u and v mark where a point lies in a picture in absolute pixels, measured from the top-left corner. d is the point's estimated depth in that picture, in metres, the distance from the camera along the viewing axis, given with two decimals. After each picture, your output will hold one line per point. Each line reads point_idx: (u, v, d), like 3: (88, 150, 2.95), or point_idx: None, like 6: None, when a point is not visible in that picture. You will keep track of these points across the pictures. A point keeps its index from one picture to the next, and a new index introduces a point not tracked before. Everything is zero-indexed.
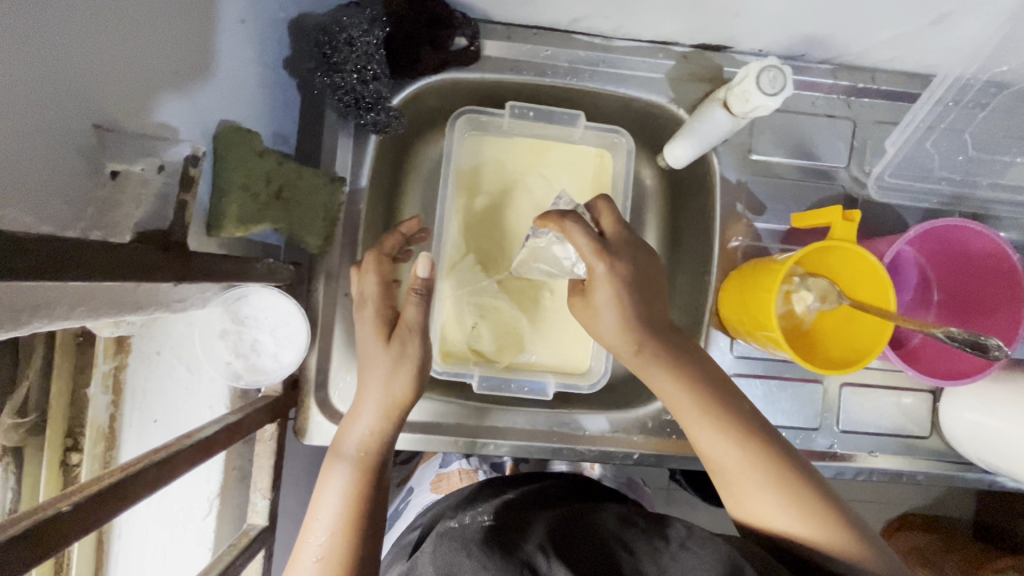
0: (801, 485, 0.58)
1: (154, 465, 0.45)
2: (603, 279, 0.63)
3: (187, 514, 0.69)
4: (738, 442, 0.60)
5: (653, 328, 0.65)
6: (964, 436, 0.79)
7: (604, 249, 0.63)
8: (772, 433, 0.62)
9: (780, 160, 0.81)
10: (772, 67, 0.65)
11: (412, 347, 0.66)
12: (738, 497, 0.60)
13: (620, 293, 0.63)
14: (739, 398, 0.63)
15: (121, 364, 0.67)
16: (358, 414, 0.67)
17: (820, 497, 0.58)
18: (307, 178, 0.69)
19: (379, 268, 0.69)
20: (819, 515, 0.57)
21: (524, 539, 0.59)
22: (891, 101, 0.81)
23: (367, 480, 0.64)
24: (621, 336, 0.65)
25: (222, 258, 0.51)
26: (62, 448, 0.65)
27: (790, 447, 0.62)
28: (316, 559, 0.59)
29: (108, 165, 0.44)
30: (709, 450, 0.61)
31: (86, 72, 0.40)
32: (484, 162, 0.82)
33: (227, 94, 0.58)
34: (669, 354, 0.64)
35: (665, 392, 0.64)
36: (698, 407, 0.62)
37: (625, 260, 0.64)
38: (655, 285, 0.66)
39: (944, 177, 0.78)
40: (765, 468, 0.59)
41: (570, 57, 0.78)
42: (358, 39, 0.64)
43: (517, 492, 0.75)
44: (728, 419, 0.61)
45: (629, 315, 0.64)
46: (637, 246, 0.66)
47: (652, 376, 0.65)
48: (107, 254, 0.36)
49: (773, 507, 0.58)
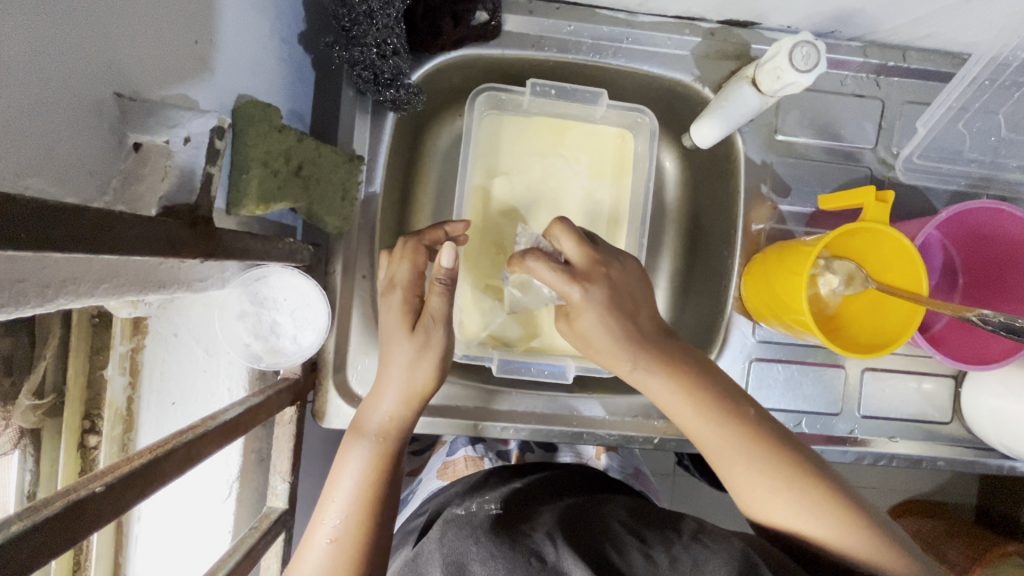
0: (815, 488, 0.57)
1: (181, 447, 0.44)
2: (580, 306, 0.61)
3: (206, 498, 0.68)
4: (743, 448, 0.59)
5: (645, 337, 0.63)
6: (986, 421, 0.78)
7: (572, 277, 0.61)
8: (781, 434, 0.60)
9: (806, 140, 0.79)
10: (806, 43, 0.63)
11: (436, 337, 0.65)
12: (746, 500, 0.60)
13: (602, 315, 0.61)
14: (744, 402, 0.62)
15: (138, 345, 0.65)
16: (380, 396, 0.65)
17: (839, 497, 0.56)
18: (326, 156, 0.67)
19: (414, 257, 0.67)
20: (837, 517, 0.55)
21: (532, 527, 0.59)
22: (922, 81, 0.79)
23: (377, 469, 0.63)
24: (612, 350, 0.62)
25: (244, 236, 0.49)
26: (80, 430, 0.64)
27: (802, 446, 0.60)
28: (329, 540, 0.59)
29: (131, 137, 0.42)
30: (714, 456, 0.61)
31: (109, 36, 0.38)
32: (504, 144, 0.80)
33: (242, 67, 0.56)
34: (665, 361, 0.62)
35: (663, 401, 0.63)
36: (699, 416, 0.61)
37: (601, 282, 0.61)
38: (642, 293, 0.64)
39: (974, 158, 0.76)
40: (773, 473, 0.57)
41: (592, 32, 0.76)
42: (378, 11, 0.60)
43: (525, 481, 0.74)
44: (732, 425, 0.60)
45: (614, 329, 0.61)
46: (609, 263, 0.63)
47: (648, 386, 0.63)
48: (136, 226, 0.34)
49: (785, 510, 0.57)
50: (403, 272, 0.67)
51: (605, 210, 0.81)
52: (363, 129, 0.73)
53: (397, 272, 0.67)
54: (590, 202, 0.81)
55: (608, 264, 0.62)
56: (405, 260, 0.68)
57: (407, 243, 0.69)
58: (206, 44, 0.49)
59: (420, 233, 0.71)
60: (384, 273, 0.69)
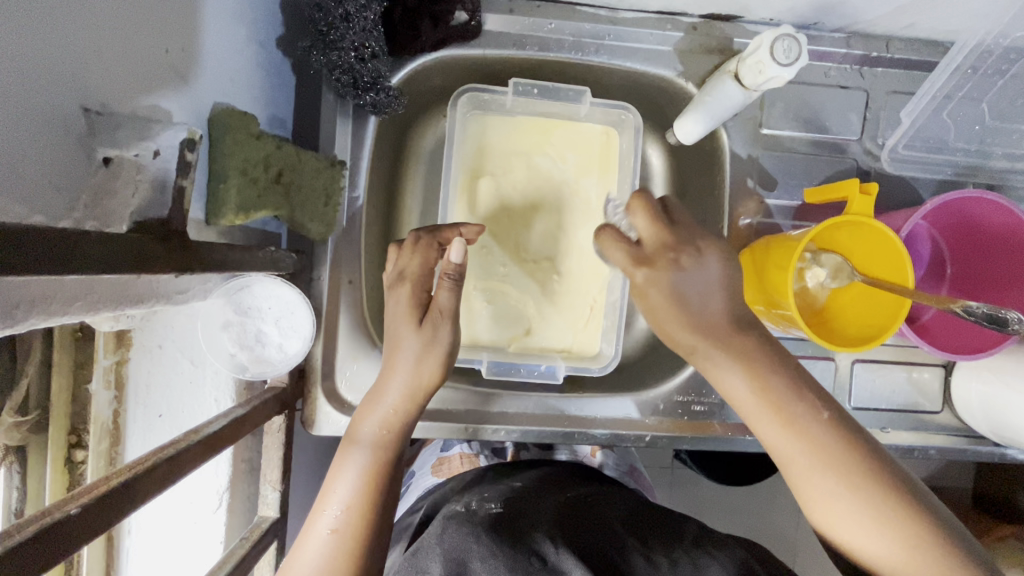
0: (881, 499, 0.55)
1: (163, 462, 0.43)
2: (641, 288, 0.61)
3: (197, 509, 0.68)
4: (811, 451, 0.57)
5: (722, 326, 0.59)
6: (977, 410, 0.78)
7: (636, 261, 0.61)
8: (857, 441, 0.57)
9: (791, 133, 0.79)
10: (786, 36, 0.63)
11: (442, 332, 0.65)
12: (804, 500, 0.58)
13: (666, 299, 0.60)
14: (821, 403, 0.58)
15: (123, 358, 0.64)
16: (382, 393, 0.65)
17: (907, 511, 0.54)
18: (307, 162, 0.66)
19: (426, 254, 0.68)
20: (900, 531, 0.54)
21: (531, 527, 0.59)
22: (906, 71, 0.78)
23: (381, 460, 0.63)
24: (681, 336, 0.61)
25: (223, 247, 0.49)
26: (67, 445, 0.63)
27: (876, 453, 0.58)
28: (330, 530, 0.59)
29: (101, 151, 0.41)
30: (777, 450, 0.59)
31: (73, 48, 0.37)
32: (489, 146, 0.79)
33: (216, 74, 0.55)
34: (735, 353, 0.59)
35: (731, 393, 0.61)
36: (770, 412, 0.58)
37: (668, 267, 0.60)
38: (731, 277, 0.61)
39: (960, 147, 0.76)
40: (839, 478, 0.56)
41: (574, 30, 0.75)
42: (354, 14, 0.60)
43: (524, 480, 0.74)
44: (802, 425, 0.58)
45: (690, 315, 0.59)
46: (683, 249, 0.60)
47: (717, 376, 0.61)
48: (105, 245, 0.34)
49: (844, 516, 0.56)
50: (412, 266, 0.67)
51: (592, 209, 0.80)
52: (344, 134, 0.72)
53: (407, 266, 0.67)
54: (576, 201, 0.80)
55: (685, 248, 0.60)
56: (416, 255, 0.68)
57: (419, 239, 0.69)
58: (178, 53, 0.49)
59: (435, 230, 0.71)
60: (393, 265, 0.70)
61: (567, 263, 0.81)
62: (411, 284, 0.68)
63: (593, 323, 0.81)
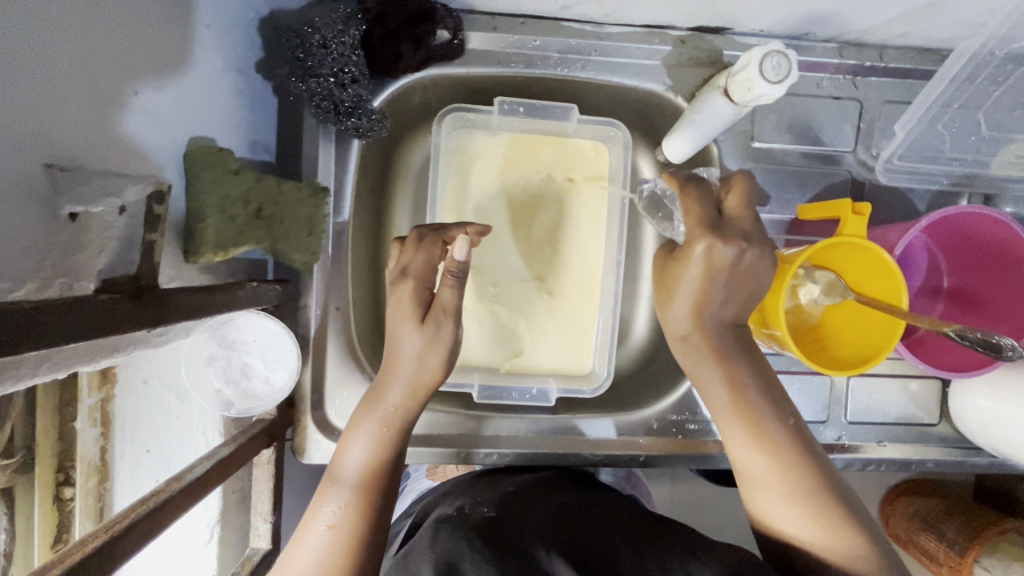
0: (826, 503, 0.58)
1: (142, 520, 0.43)
2: (694, 256, 0.60)
3: (188, 543, 0.67)
4: (766, 447, 0.60)
5: (719, 322, 0.62)
6: (973, 423, 0.77)
7: (708, 229, 0.59)
8: (811, 451, 0.61)
9: (784, 146, 0.77)
10: (776, 53, 0.61)
11: (445, 330, 0.65)
12: (753, 498, 0.61)
13: (707, 276, 0.60)
14: (788, 411, 0.62)
15: (107, 396, 0.64)
16: (385, 389, 0.66)
17: (845, 520, 0.57)
18: (288, 193, 0.65)
19: (430, 251, 0.66)
20: (837, 536, 0.56)
21: (523, 536, 0.58)
22: (901, 79, 0.77)
23: (380, 456, 0.65)
24: (680, 320, 0.63)
25: (198, 294, 0.48)
26: (54, 483, 0.63)
27: (828, 467, 0.61)
28: (327, 526, 0.60)
29: (67, 208, 0.40)
30: (739, 448, 0.62)
31: (31, 106, 0.36)
32: (475, 165, 0.78)
33: (189, 111, 0.54)
34: (719, 349, 0.62)
35: (705, 385, 0.64)
36: (736, 407, 0.62)
37: (735, 245, 0.59)
38: (758, 289, 0.62)
39: (956, 157, 0.74)
40: (794, 478, 0.59)
41: (560, 46, 0.73)
42: (331, 40, 0.60)
43: (518, 484, 0.72)
44: (767, 425, 0.61)
45: (705, 304, 0.61)
46: (752, 244, 0.59)
47: (696, 369, 0.64)
48: (65, 316, 0.33)
49: (791, 519, 0.58)
50: (415, 263, 0.67)
51: (583, 228, 0.79)
52: (327, 158, 0.71)
53: (410, 262, 0.66)
54: (567, 218, 0.79)
55: (755, 244, 0.60)
56: (419, 252, 0.67)
57: (424, 236, 0.67)
58: (149, 94, 0.48)
59: (440, 229, 0.69)
60: (394, 261, 0.68)
61: (558, 281, 0.80)
62: (413, 280, 0.67)
63: (584, 341, 0.80)
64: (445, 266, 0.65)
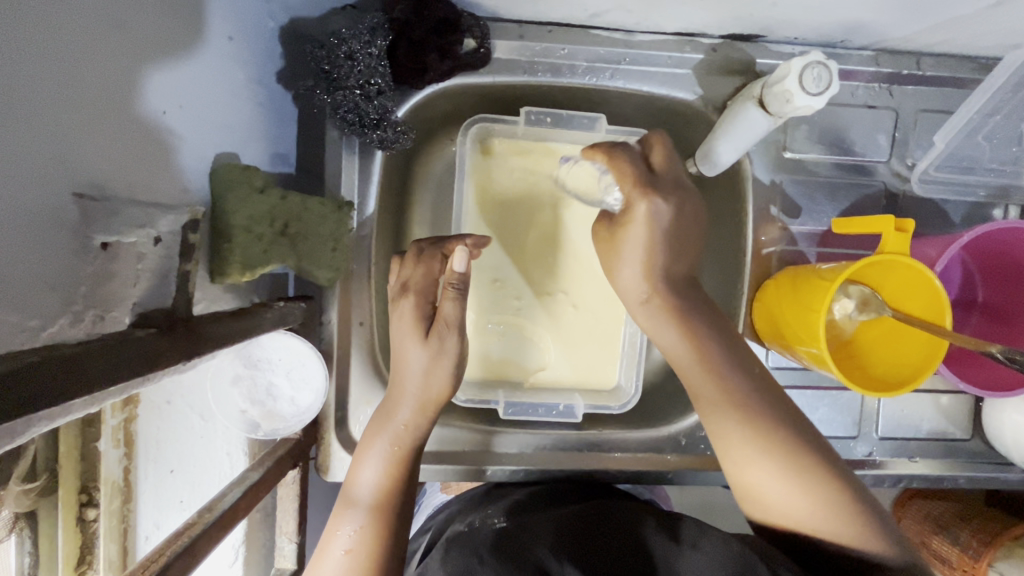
0: (800, 455, 0.56)
1: (177, 557, 0.41)
2: (637, 218, 0.61)
3: (213, 564, 0.66)
4: (734, 402, 0.59)
5: (670, 278, 0.63)
6: (1009, 439, 0.76)
7: (645, 188, 0.60)
8: (781, 402, 0.59)
9: (816, 157, 0.75)
10: (817, 63, 0.60)
11: (451, 343, 0.63)
12: (730, 462, 0.59)
13: (651, 235, 0.61)
14: (751, 362, 0.61)
15: (130, 416, 0.62)
16: (393, 407, 0.65)
17: (820, 470, 0.55)
18: (313, 209, 0.64)
19: (429, 264, 0.66)
20: (810, 487, 0.55)
21: (533, 540, 0.57)
22: (938, 88, 0.74)
23: (393, 476, 0.63)
24: (636, 283, 0.64)
25: (227, 320, 0.46)
26: (77, 504, 0.62)
27: (800, 417, 0.59)
28: (344, 550, 0.59)
29: (97, 237, 0.38)
30: (708, 406, 0.60)
31: (60, 137, 0.35)
32: (498, 177, 0.76)
33: (213, 127, 0.52)
34: (676, 308, 0.63)
35: (669, 347, 0.63)
36: (703, 366, 0.61)
37: (670, 200, 0.61)
38: (696, 238, 0.65)
39: (994, 169, 0.73)
40: (766, 431, 0.57)
41: (588, 55, 0.71)
42: (359, 52, 0.59)
43: (527, 493, 0.71)
44: (733, 379, 0.60)
45: (653, 264, 0.63)
46: (688, 195, 0.62)
47: (658, 331, 0.64)
48: (102, 357, 0.31)
49: (767, 478, 0.56)
50: (415, 278, 0.66)
51: None
52: (350, 170, 0.69)
53: (410, 278, 0.66)
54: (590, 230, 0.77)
55: (688, 195, 0.62)
56: (418, 266, 0.67)
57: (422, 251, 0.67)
58: (174, 113, 0.46)
59: (439, 242, 0.69)
60: (395, 277, 0.69)
61: (579, 292, 0.78)
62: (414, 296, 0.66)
63: (609, 355, 0.79)
64: (444, 279, 0.64)
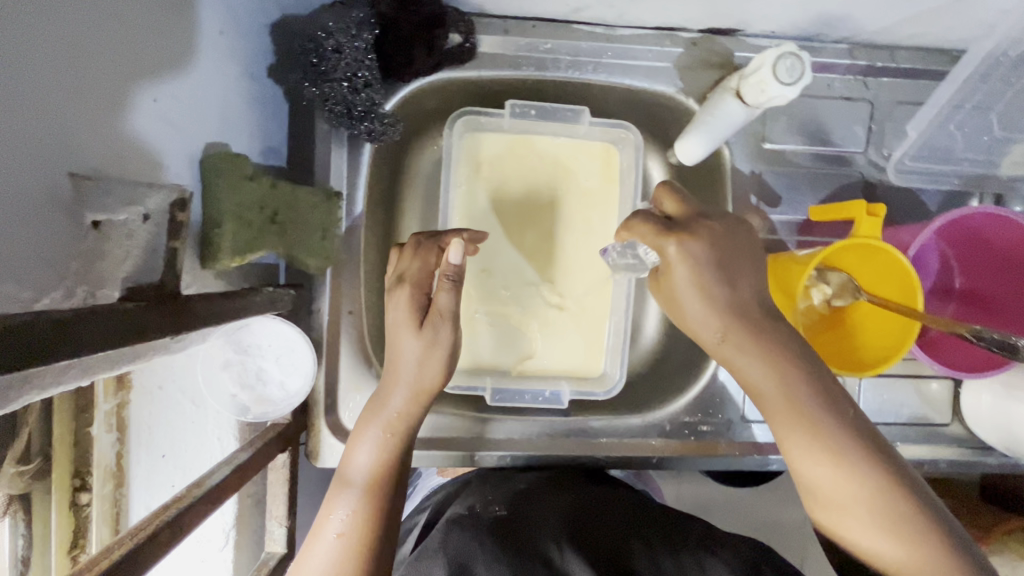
0: (904, 507, 0.52)
1: (167, 525, 0.43)
2: (673, 261, 0.56)
3: (206, 547, 0.68)
4: (829, 448, 0.54)
5: (747, 313, 0.57)
6: (987, 422, 0.77)
7: (669, 232, 0.56)
8: (880, 446, 0.55)
9: (794, 147, 0.77)
10: (789, 55, 0.61)
11: (445, 334, 0.65)
12: (824, 511, 0.56)
13: (698, 272, 0.56)
14: (845, 402, 0.56)
15: (122, 402, 0.64)
16: (387, 395, 0.66)
17: (927, 525, 0.52)
18: (302, 199, 0.66)
19: (426, 256, 0.67)
20: (913, 541, 0.51)
21: (536, 534, 0.59)
22: (912, 80, 0.77)
23: (385, 460, 0.65)
24: (705, 322, 0.57)
25: (216, 299, 0.48)
26: (70, 488, 0.63)
27: (900, 462, 0.55)
28: (337, 534, 0.60)
29: (90, 216, 0.40)
30: (797, 454, 0.56)
31: (56, 118, 0.36)
32: (485, 168, 0.77)
33: (205, 117, 0.54)
34: (761, 344, 0.56)
35: (752, 384, 0.58)
36: (794, 410, 0.56)
37: (702, 235, 0.56)
38: (752, 263, 0.58)
39: (968, 158, 0.74)
40: (865, 482, 0.53)
41: (571, 49, 0.74)
42: (345, 45, 0.61)
43: (528, 481, 0.72)
44: (828, 425, 0.55)
45: (716, 302, 0.56)
46: (713, 220, 0.58)
47: (738, 369, 0.58)
48: (94, 321, 0.33)
49: (866, 533, 0.53)
50: (412, 270, 0.67)
51: (594, 228, 0.79)
52: (340, 162, 0.71)
53: (407, 270, 0.67)
54: (577, 221, 0.79)
55: (716, 221, 0.58)
56: (417, 258, 0.68)
57: (417, 242, 0.69)
58: (166, 101, 0.48)
59: (436, 235, 0.70)
60: (394, 268, 0.70)
61: (568, 281, 0.80)
62: (411, 286, 0.67)
63: (596, 343, 0.80)
64: (440, 270, 0.64)
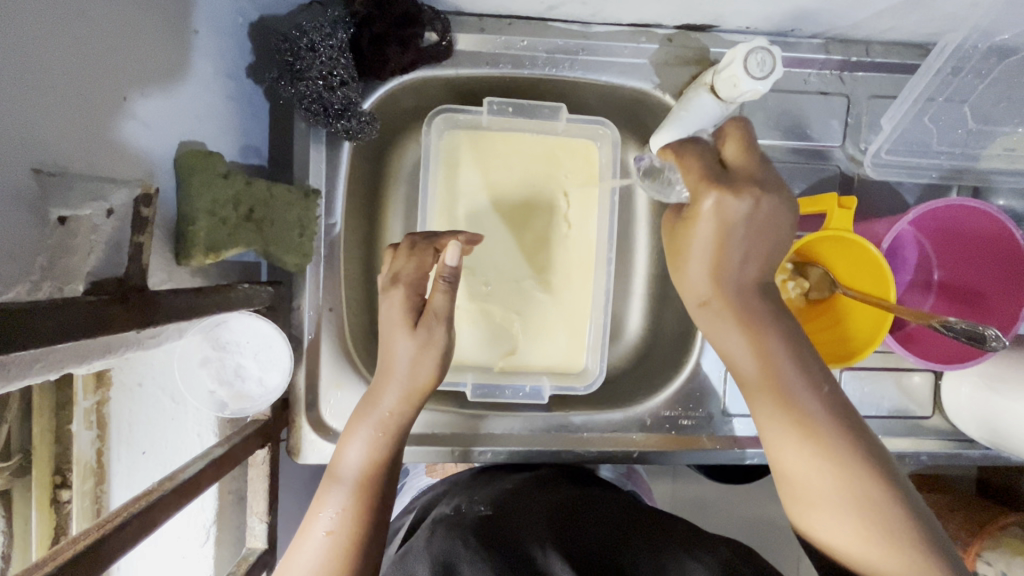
0: (868, 490, 0.51)
1: (134, 517, 0.43)
2: (704, 214, 0.53)
3: (186, 543, 0.69)
4: (798, 421, 0.54)
5: (739, 282, 0.56)
6: (968, 414, 0.78)
7: (712, 181, 0.52)
8: (852, 428, 0.54)
9: (773, 142, 0.77)
10: (761, 49, 0.61)
11: (438, 334, 0.66)
12: (787, 486, 0.55)
13: (721, 231, 0.53)
14: (824, 379, 0.55)
15: (103, 399, 0.65)
16: (380, 394, 0.66)
17: (889, 512, 0.51)
18: (279, 196, 0.66)
19: (418, 256, 0.68)
20: (870, 525, 0.51)
21: (521, 533, 0.59)
22: (887, 74, 0.77)
23: (376, 459, 0.65)
24: (699, 285, 0.57)
25: (186, 294, 0.48)
26: (51, 485, 0.64)
27: (873, 446, 0.54)
28: (326, 532, 0.60)
29: (55, 211, 0.40)
30: (766, 425, 0.56)
31: (19, 116, 0.37)
32: (464, 166, 0.78)
33: (179, 114, 0.55)
34: (744, 313, 0.56)
35: (730, 352, 0.58)
36: (767, 381, 0.55)
37: (746, 193, 0.52)
38: (779, 240, 0.55)
39: (944, 151, 0.74)
40: (830, 459, 0.52)
41: (547, 46, 0.74)
42: (319, 44, 0.61)
43: (516, 480, 0.72)
44: (801, 399, 0.54)
45: (722, 265, 0.55)
46: (767, 188, 0.52)
47: (717, 334, 0.58)
48: (54, 314, 0.34)
49: (825, 511, 0.53)
50: (407, 270, 0.67)
51: (574, 224, 0.80)
52: (319, 160, 0.71)
53: (401, 270, 0.67)
54: (558, 217, 0.79)
55: (770, 185, 0.53)
56: (411, 259, 0.68)
57: (412, 242, 0.69)
58: (136, 98, 0.48)
59: (431, 236, 0.70)
60: (388, 267, 0.69)
61: (552, 277, 0.80)
62: (405, 287, 0.68)
63: (577, 339, 0.80)
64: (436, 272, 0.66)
